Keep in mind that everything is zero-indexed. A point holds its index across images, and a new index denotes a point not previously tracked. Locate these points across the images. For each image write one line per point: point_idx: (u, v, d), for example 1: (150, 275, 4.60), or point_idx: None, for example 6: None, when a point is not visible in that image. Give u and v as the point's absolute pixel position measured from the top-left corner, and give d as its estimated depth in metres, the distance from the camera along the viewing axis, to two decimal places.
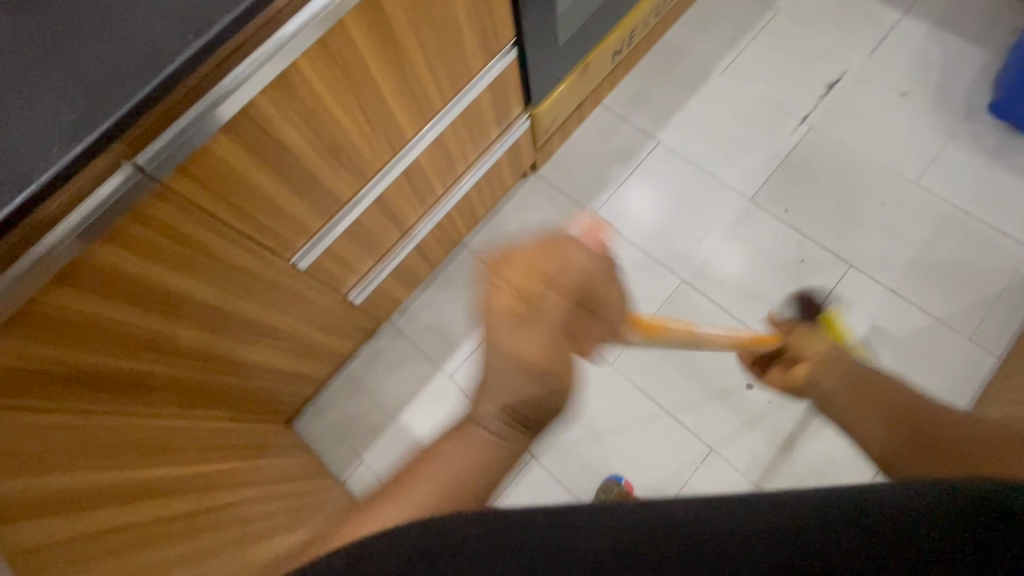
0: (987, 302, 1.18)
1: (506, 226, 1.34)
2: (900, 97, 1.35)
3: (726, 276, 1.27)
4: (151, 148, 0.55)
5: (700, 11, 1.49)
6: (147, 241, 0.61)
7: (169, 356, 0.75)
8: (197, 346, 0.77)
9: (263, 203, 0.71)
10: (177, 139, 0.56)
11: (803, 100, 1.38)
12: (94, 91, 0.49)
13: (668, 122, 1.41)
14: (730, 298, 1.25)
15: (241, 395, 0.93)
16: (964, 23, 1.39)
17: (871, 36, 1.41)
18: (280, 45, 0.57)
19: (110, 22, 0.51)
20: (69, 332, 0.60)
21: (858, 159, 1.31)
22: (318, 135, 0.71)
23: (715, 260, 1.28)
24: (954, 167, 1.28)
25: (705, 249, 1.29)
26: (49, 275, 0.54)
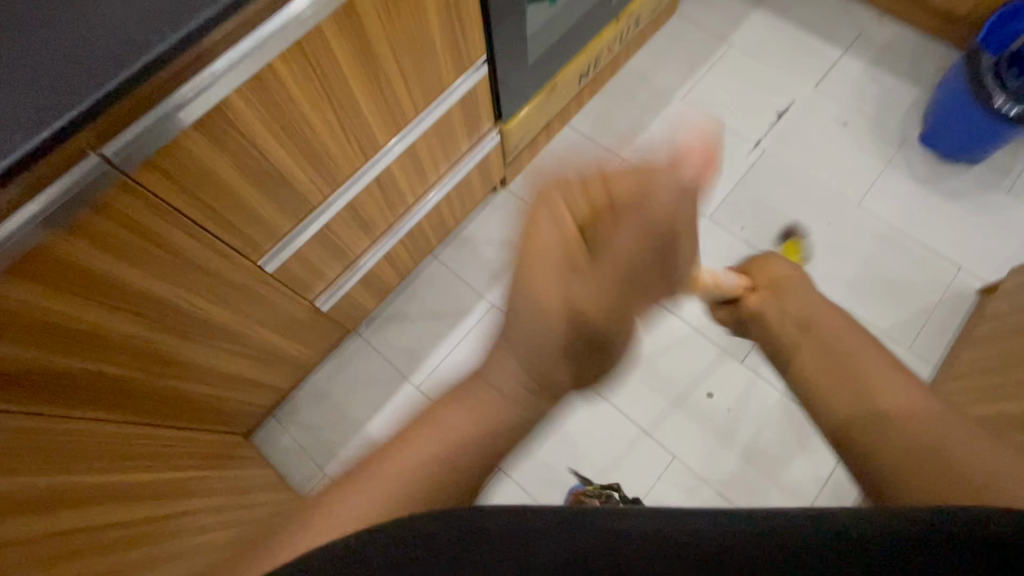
0: (922, 315, 1.27)
1: (474, 237, 1.37)
2: (842, 126, 1.46)
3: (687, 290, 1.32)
4: (116, 143, 0.54)
5: (660, 42, 1.59)
6: (110, 235, 0.60)
7: (132, 355, 0.73)
8: (163, 348, 0.77)
9: (232, 202, 0.71)
10: (147, 132, 0.56)
11: (756, 127, 1.47)
12: (65, 79, 0.49)
13: (632, 143, 1.47)
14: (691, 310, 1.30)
15: (199, 400, 0.91)
16: (895, 62, 1.53)
17: (815, 71, 1.53)
18: (256, 47, 0.59)
19: (82, 13, 0.51)
20: (19, 328, 0.58)
21: (806, 182, 1.41)
22: (290, 136, 0.71)
23: None
24: (891, 191, 1.38)
25: None
26: (3, 266, 0.53)
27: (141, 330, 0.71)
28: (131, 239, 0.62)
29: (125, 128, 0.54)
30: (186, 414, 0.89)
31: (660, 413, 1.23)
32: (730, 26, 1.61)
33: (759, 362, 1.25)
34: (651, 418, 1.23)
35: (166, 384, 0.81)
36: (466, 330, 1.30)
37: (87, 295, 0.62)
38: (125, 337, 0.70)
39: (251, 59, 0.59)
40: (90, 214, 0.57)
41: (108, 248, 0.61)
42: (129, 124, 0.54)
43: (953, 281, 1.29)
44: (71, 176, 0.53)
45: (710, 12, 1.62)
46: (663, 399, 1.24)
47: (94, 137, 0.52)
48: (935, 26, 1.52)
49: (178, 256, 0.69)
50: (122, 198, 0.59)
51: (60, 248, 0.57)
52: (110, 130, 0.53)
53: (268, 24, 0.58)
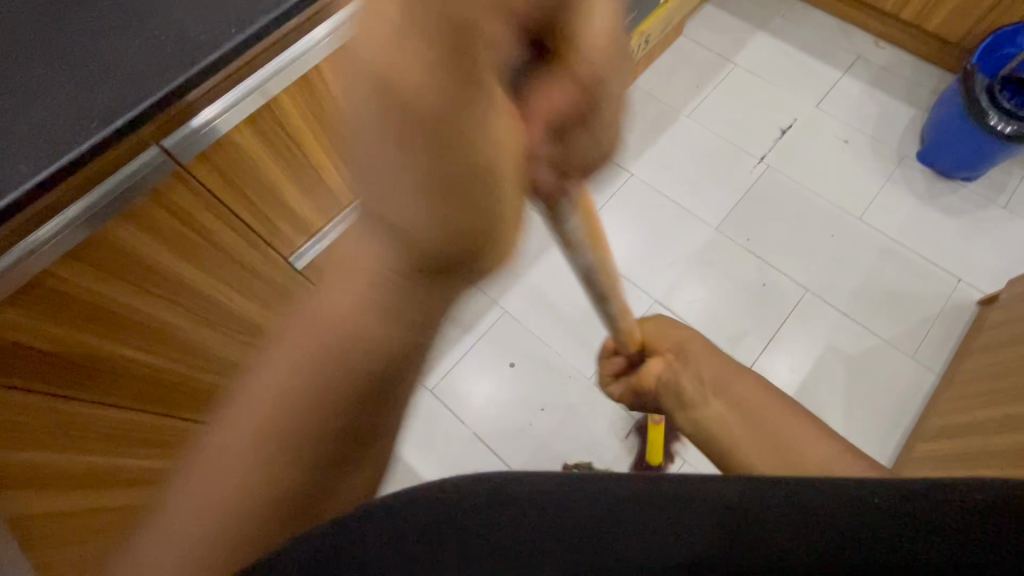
0: (923, 325, 1.31)
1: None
2: (843, 143, 1.52)
3: (695, 297, 1.36)
4: (174, 136, 0.57)
5: (667, 61, 1.65)
6: (161, 225, 0.63)
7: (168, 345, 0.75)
8: (197, 340, 0.79)
9: (272, 197, 0.74)
10: (205, 127, 0.59)
11: (759, 143, 1.53)
12: (139, 73, 0.53)
13: (640, 157, 1.53)
14: (698, 316, 1.34)
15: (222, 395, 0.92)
16: (892, 84, 1.59)
17: (815, 91, 1.60)
18: (305, 50, 0.62)
19: (156, 12, 0.55)
20: (69, 311, 0.61)
21: (809, 196, 1.46)
22: (329, 135, 0.75)
23: (683, 285, 1.37)
24: (892, 206, 1.43)
25: (675, 272, 1.38)
26: (63, 249, 0.55)
27: (179, 320, 0.74)
28: (177, 229, 0.65)
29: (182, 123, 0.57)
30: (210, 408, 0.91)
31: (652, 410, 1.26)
32: (734, 48, 1.68)
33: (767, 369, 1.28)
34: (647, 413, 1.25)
35: (194, 377, 0.83)
36: (479, 334, 1.33)
37: (133, 282, 0.65)
38: (162, 327, 0.72)
39: (300, 61, 0.63)
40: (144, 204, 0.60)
41: (156, 237, 0.64)
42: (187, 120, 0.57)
43: (953, 294, 1.33)
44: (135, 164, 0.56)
45: (715, 34, 1.69)
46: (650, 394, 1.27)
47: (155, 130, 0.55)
48: (930, 50, 1.59)
49: (219, 248, 0.72)
50: (174, 189, 0.62)
51: (113, 235, 0.59)
52: (170, 124, 0.56)
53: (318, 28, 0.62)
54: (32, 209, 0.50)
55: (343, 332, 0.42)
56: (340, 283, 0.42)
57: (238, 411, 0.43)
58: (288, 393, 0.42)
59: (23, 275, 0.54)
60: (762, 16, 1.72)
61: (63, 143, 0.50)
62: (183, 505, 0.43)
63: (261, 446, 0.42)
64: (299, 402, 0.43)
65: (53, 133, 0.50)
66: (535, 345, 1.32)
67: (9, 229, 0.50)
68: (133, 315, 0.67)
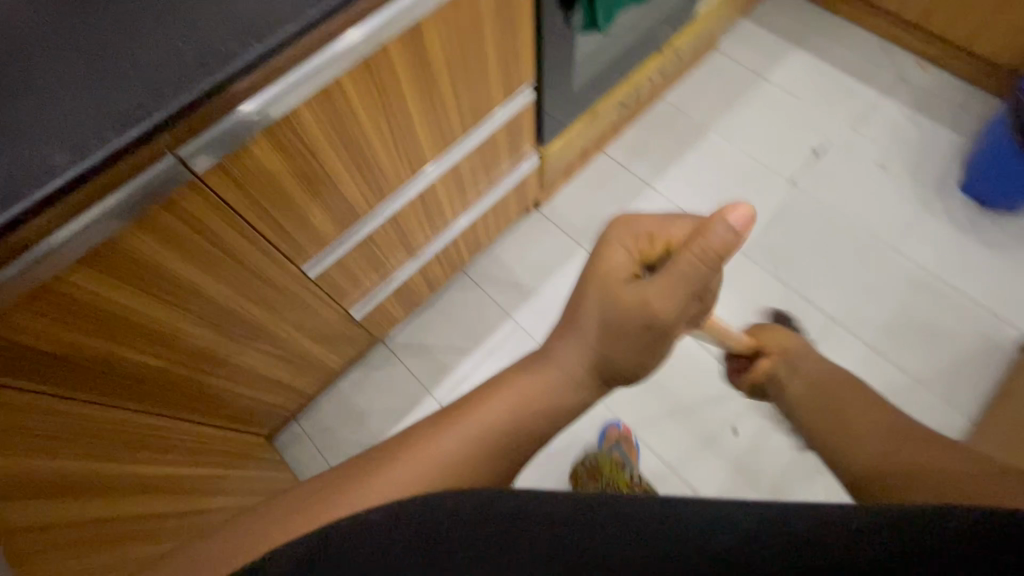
0: (957, 365, 1.24)
1: (503, 257, 1.37)
2: (881, 168, 1.45)
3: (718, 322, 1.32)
4: (188, 145, 0.57)
5: (699, 77, 1.61)
6: (172, 232, 0.63)
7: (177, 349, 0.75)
8: (207, 345, 0.79)
9: (286, 207, 0.73)
10: (220, 138, 0.58)
11: (791, 165, 1.48)
12: (155, 83, 0.52)
13: (666, 174, 1.49)
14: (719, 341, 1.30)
15: (229, 398, 0.92)
16: (936, 108, 1.52)
17: (852, 113, 1.54)
18: (324, 63, 0.61)
19: (176, 21, 0.54)
20: (76, 316, 0.60)
21: (840, 221, 1.40)
22: (347, 147, 0.74)
23: None
24: (931, 237, 1.36)
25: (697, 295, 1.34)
26: (73, 255, 0.55)
27: (189, 326, 0.74)
28: (191, 239, 0.65)
29: (196, 135, 0.56)
30: (215, 412, 0.91)
31: (679, 433, 1.23)
32: (768, 65, 1.63)
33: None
34: (674, 437, 1.23)
35: (202, 381, 0.83)
36: (491, 347, 1.31)
37: (145, 290, 0.65)
38: (171, 332, 0.72)
39: (322, 73, 0.62)
40: (158, 213, 0.60)
41: (170, 246, 0.64)
42: (203, 131, 0.57)
43: (991, 332, 1.26)
44: (148, 174, 0.55)
45: (750, 51, 1.65)
46: (685, 419, 1.24)
47: (169, 142, 0.55)
48: (978, 75, 1.52)
49: (231, 257, 0.72)
50: (187, 200, 0.61)
51: (126, 243, 0.59)
52: (184, 136, 0.55)
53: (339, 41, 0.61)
54: (43, 216, 0.50)
55: (544, 399, 0.56)
56: (564, 359, 0.59)
57: (465, 426, 0.52)
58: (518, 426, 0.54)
59: (34, 282, 0.54)
60: (799, 33, 1.67)
61: (75, 151, 0.50)
62: (395, 484, 0.47)
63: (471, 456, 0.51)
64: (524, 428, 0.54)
65: (65, 140, 0.50)
66: None
67: (22, 237, 0.50)
68: (141, 321, 0.67)
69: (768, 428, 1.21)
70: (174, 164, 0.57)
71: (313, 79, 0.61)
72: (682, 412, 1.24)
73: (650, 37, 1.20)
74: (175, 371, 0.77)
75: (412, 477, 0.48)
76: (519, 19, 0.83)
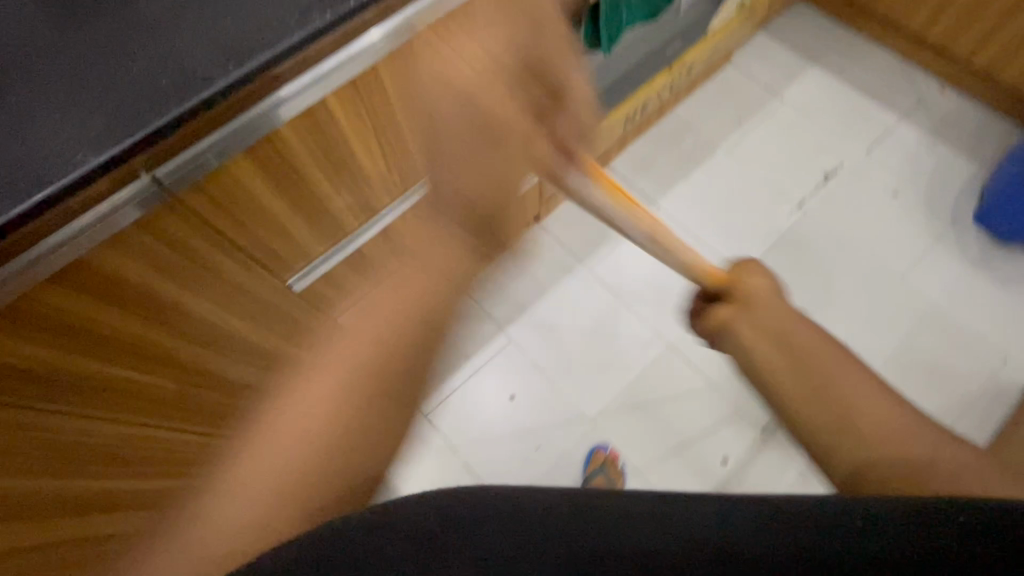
0: (961, 405, 1.21)
1: (502, 275, 1.34)
2: (893, 196, 1.41)
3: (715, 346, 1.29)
4: (164, 165, 0.55)
5: (710, 91, 1.58)
6: (151, 250, 0.62)
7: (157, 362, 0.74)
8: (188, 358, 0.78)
9: (270, 223, 0.72)
10: (199, 157, 0.57)
11: (800, 187, 1.44)
12: (130, 105, 0.51)
13: (671, 191, 1.46)
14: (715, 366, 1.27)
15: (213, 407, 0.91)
16: (954, 134, 1.48)
17: (867, 136, 1.50)
18: (309, 84, 0.59)
19: (154, 41, 0.53)
20: (51, 334, 0.59)
21: (847, 248, 1.36)
22: (333, 165, 0.72)
23: None
24: (941, 270, 1.33)
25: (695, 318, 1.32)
26: (44, 275, 0.54)
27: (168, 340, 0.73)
28: (169, 257, 0.64)
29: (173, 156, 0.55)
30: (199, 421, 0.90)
31: (671, 458, 1.21)
32: (783, 82, 1.59)
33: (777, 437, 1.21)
34: (666, 460, 1.21)
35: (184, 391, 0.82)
36: (484, 361, 1.29)
37: (121, 307, 0.64)
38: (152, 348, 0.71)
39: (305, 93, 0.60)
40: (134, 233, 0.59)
41: (148, 264, 0.62)
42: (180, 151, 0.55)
43: (998, 373, 1.22)
44: (122, 194, 0.54)
45: (765, 66, 1.61)
46: (677, 443, 1.22)
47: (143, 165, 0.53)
48: (1000, 102, 1.47)
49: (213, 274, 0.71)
50: (165, 219, 0.60)
51: (101, 263, 0.58)
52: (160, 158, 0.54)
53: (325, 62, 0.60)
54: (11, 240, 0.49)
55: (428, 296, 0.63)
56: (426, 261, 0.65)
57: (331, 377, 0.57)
58: (387, 339, 0.59)
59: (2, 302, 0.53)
60: (817, 49, 1.63)
61: (44, 174, 0.48)
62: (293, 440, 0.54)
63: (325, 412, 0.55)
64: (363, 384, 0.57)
65: (35, 162, 0.49)
66: (539, 378, 1.28)
67: None
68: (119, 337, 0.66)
69: (756, 457, 1.20)
70: (149, 185, 0.56)
71: (296, 99, 0.59)
72: (673, 435, 1.23)
73: (659, 53, 1.17)
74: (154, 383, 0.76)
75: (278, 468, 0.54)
76: None
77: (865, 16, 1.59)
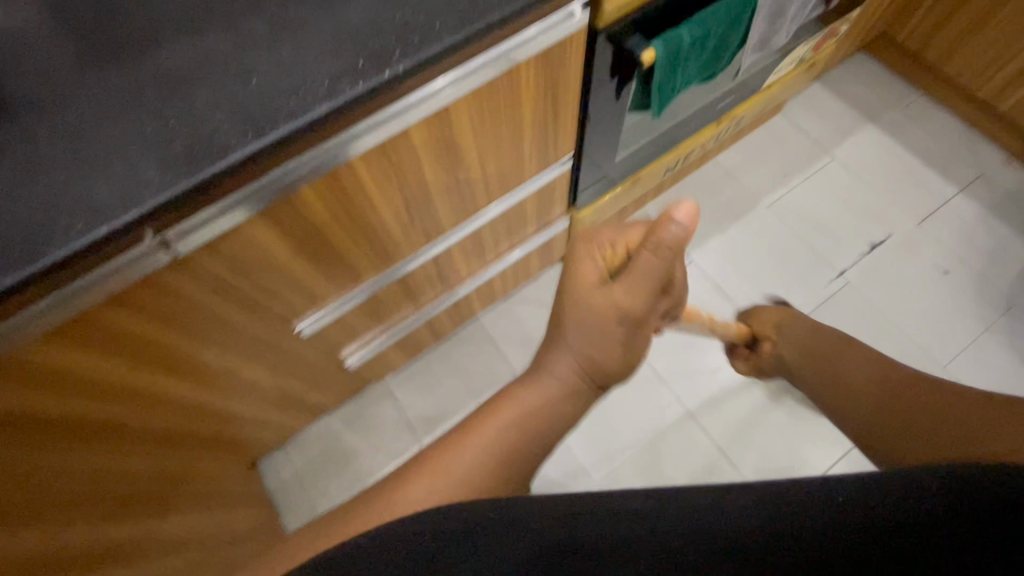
0: None
1: (511, 294, 1.31)
2: (943, 275, 1.33)
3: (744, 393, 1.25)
4: (177, 227, 0.52)
5: (756, 140, 1.51)
6: (155, 305, 0.58)
7: (157, 402, 0.71)
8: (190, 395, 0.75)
9: (280, 275, 0.68)
10: (217, 218, 0.54)
11: (841, 254, 1.37)
12: (140, 169, 0.47)
13: (705, 243, 1.40)
14: (733, 426, 1.22)
15: (215, 435, 0.89)
16: (1016, 214, 1.40)
17: (921, 206, 1.42)
18: (333, 147, 0.55)
19: (177, 98, 0.49)
20: (48, 385, 0.56)
21: (887, 327, 1.29)
22: (354, 222, 0.68)
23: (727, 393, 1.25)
24: (984, 361, 1.25)
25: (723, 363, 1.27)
26: (41, 330, 0.51)
27: (170, 380, 0.70)
28: (178, 309, 0.61)
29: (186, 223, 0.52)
30: (202, 448, 0.88)
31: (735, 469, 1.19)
32: (835, 138, 1.51)
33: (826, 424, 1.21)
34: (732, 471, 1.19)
35: (182, 428, 0.79)
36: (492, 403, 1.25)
37: (125, 355, 0.61)
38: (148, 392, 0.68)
39: (332, 157, 0.56)
40: (142, 288, 0.55)
41: (158, 315, 0.60)
42: (195, 215, 0.51)
43: None
44: (123, 256, 0.50)
45: (818, 119, 1.53)
46: (739, 455, 1.20)
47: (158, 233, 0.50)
48: None
49: (221, 322, 0.68)
50: (175, 277, 0.57)
51: (103, 315, 0.55)
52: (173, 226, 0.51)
53: (357, 128, 0.56)
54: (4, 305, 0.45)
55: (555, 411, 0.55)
56: (556, 367, 0.57)
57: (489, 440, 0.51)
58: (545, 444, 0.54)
59: None
60: (876, 105, 1.54)
61: (43, 240, 0.45)
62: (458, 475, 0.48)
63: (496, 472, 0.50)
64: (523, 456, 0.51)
65: (31, 223, 0.45)
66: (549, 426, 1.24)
67: None
68: (111, 382, 0.62)
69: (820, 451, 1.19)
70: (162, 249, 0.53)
71: (319, 166, 0.56)
72: (734, 447, 1.21)
73: (711, 107, 1.11)
74: (160, 420, 0.74)
75: (464, 473, 0.49)
76: (564, 99, 0.75)
77: (932, 77, 1.51)
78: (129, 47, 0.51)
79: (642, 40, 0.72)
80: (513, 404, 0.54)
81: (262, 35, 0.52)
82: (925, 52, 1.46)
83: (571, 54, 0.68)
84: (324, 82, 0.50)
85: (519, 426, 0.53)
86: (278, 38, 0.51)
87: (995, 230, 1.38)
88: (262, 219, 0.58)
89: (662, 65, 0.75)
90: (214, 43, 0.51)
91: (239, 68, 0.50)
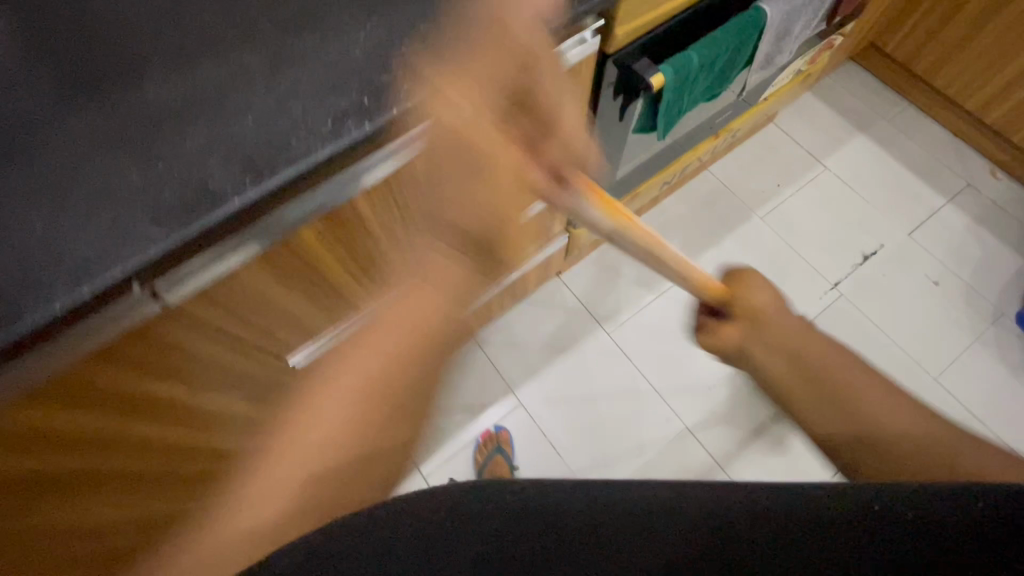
0: None
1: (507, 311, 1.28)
2: (933, 286, 1.35)
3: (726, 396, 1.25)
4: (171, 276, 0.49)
5: (749, 150, 1.50)
6: (142, 357, 0.53)
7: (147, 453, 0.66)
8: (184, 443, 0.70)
9: (273, 314, 0.63)
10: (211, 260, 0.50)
11: (835, 265, 1.37)
12: (129, 221, 0.43)
13: (702, 255, 1.39)
14: (717, 432, 1.22)
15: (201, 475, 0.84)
16: (1001, 224, 1.42)
17: (911, 216, 1.43)
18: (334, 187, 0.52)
19: (166, 139, 0.45)
20: (27, 449, 0.51)
21: (881, 339, 1.30)
22: (351, 256, 0.64)
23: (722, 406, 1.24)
24: (974, 371, 1.28)
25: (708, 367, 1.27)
26: (18, 394, 0.46)
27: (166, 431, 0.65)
28: (175, 359, 0.57)
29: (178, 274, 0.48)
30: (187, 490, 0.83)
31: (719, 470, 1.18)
32: (827, 148, 1.51)
33: (786, 428, 1.22)
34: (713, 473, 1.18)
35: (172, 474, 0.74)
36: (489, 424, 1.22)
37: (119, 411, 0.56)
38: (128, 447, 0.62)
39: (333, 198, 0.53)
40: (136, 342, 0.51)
41: (154, 368, 0.55)
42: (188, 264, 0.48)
43: None
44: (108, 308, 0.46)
45: (810, 129, 1.53)
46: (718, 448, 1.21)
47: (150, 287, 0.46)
48: None
49: (219, 367, 0.63)
50: (169, 327, 0.53)
51: (94, 373, 0.50)
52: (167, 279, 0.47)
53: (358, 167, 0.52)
54: None
55: (377, 375, 0.54)
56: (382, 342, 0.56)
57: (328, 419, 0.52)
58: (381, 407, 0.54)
59: None
60: (865, 115, 1.55)
61: (21, 301, 0.40)
62: (306, 446, 0.51)
63: (321, 453, 0.51)
64: (364, 426, 0.52)
65: (8, 280, 0.41)
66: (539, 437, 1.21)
67: None
68: (102, 440, 0.57)
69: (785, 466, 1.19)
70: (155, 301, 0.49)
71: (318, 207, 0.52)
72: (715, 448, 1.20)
73: (710, 123, 1.09)
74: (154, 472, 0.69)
75: (333, 430, 0.52)
76: (571, 124, 0.72)
77: (919, 88, 1.52)
78: (111, 82, 0.47)
79: (651, 64, 0.69)
80: (374, 340, 0.56)
81: (259, 68, 0.48)
82: (914, 63, 1.47)
83: (580, 81, 0.65)
84: (327, 121, 0.46)
85: (352, 388, 0.54)
86: (277, 72, 0.48)
87: (981, 240, 1.40)
88: (257, 264, 0.54)
89: (671, 89, 0.72)
90: (205, 76, 0.47)
91: (232, 103, 0.46)
